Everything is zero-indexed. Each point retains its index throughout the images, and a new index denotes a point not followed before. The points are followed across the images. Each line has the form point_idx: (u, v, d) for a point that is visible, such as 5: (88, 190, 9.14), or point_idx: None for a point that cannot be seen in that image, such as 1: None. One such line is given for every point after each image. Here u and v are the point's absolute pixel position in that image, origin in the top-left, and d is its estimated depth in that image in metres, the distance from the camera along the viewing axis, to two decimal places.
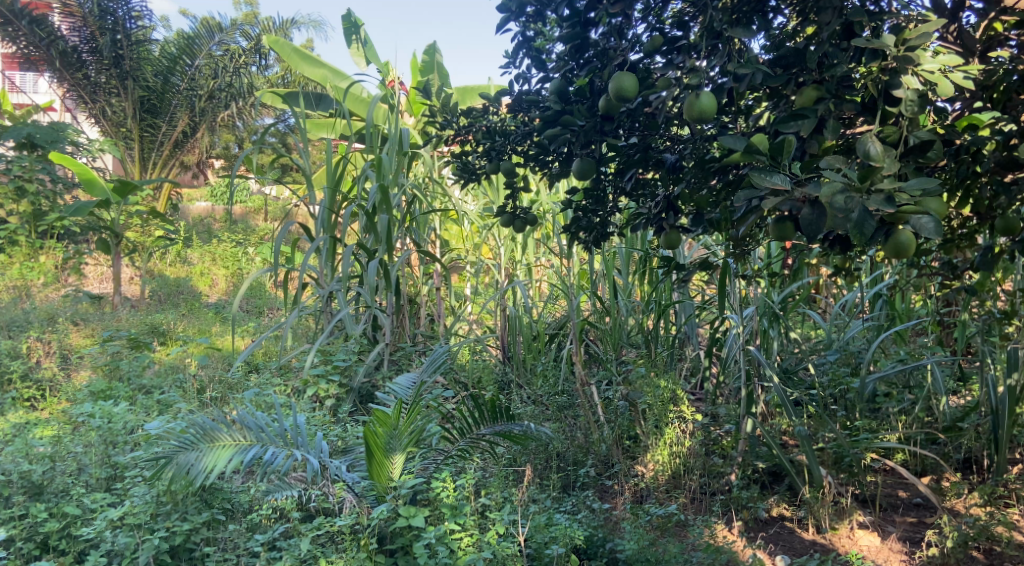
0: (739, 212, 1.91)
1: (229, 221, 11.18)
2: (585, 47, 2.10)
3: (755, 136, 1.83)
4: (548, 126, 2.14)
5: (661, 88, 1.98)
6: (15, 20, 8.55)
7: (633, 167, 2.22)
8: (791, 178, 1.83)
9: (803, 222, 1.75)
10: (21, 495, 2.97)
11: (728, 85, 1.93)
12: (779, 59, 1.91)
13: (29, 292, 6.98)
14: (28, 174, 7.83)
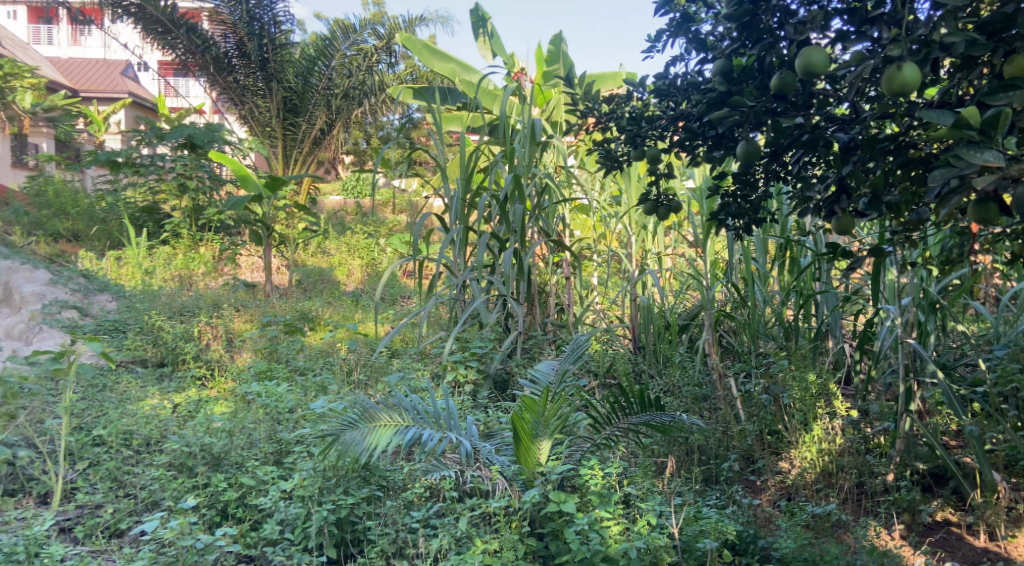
0: (937, 193, 1.80)
1: (360, 214, 11.60)
2: (754, 24, 2.03)
3: (964, 110, 1.72)
4: (713, 107, 2.10)
5: (852, 64, 1.91)
6: (174, 29, 9.24)
7: (800, 149, 2.09)
8: (1004, 153, 1.71)
9: (1017, 202, 1.64)
10: (203, 466, 3.26)
11: (925, 58, 1.82)
12: (985, 26, 1.78)
13: (192, 280, 7.49)
14: (189, 171, 8.45)
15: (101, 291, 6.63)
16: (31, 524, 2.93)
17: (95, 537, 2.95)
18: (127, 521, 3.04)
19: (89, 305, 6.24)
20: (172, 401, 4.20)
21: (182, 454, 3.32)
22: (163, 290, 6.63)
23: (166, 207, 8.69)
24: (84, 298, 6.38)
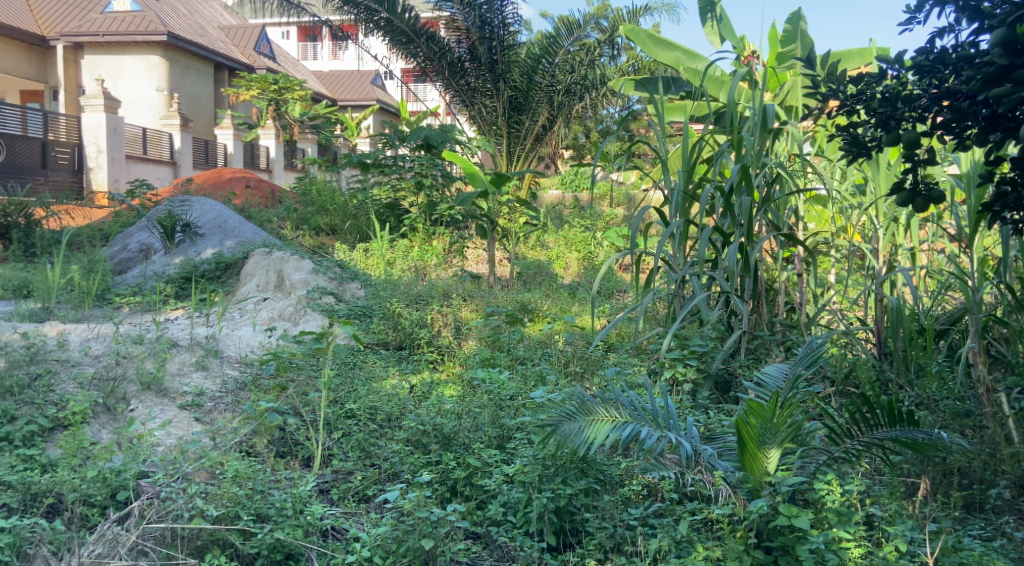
0: None
1: (579, 208, 11.71)
2: None
3: None
4: (990, 85, 1.94)
5: None
6: (415, 38, 9.83)
7: None
8: None
9: None
10: (436, 443, 3.69)
11: None
12: None
13: (425, 271, 7.91)
14: (427, 170, 9.06)
15: (353, 279, 7.22)
16: (297, 484, 3.46)
17: (347, 500, 3.48)
18: (372, 488, 3.54)
19: (341, 291, 6.82)
20: (410, 382, 4.72)
21: (418, 431, 3.77)
22: (402, 280, 7.12)
23: (405, 204, 9.26)
24: (338, 285, 6.97)
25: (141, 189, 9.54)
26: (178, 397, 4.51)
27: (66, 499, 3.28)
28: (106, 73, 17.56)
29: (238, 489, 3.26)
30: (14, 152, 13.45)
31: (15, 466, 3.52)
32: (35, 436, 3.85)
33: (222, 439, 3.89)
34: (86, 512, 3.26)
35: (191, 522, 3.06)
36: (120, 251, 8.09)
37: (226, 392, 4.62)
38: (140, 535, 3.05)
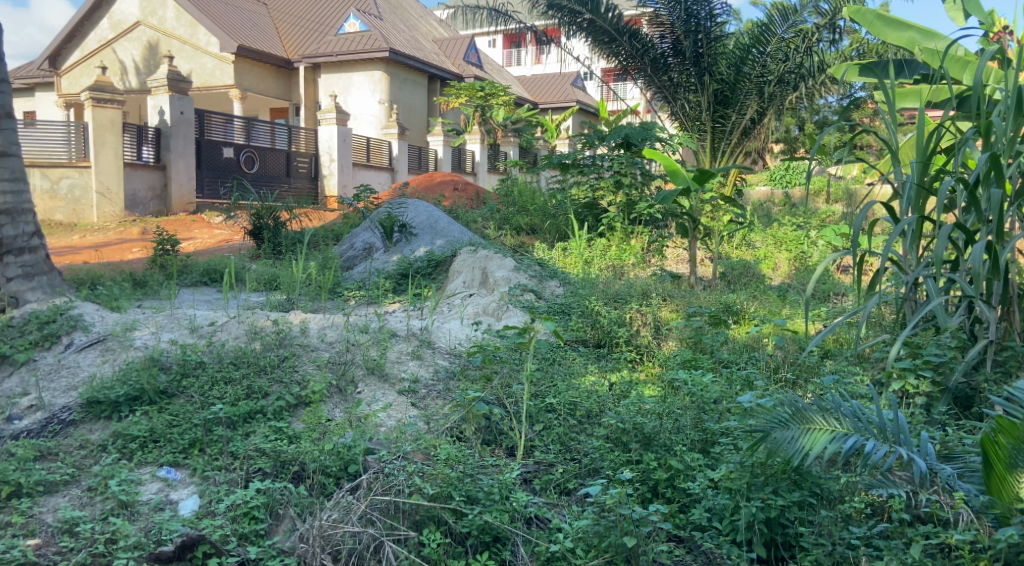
0: None
1: (789, 206, 11.15)
2: None
3: None
4: None
5: None
6: (618, 37, 9.86)
7: None
8: None
9: None
10: (636, 443, 3.66)
11: None
12: None
13: (624, 270, 7.84)
14: (626, 169, 9.01)
15: (552, 277, 7.29)
16: (504, 470, 3.62)
17: (549, 491, 3.58)
18: (573, 482, 3.61)
19: (541, 289, 6.93)
20: (607, 380, 4.75)
21: (618, 429, 3.74)
22: (601, 279, 7.11)
23: (604, 203, 9.24)
24: (538, 283, 7.08)
25: (367, 192, 10.04)
26: (397, 382, 4.79)
27: (308, 468, 3.74)
28: (338, 89, 18.89)
29: (450, 470, 3.50)
30: (265, 163, 14.83)
31: (269, 436, 4.07)
32: (283, 410, 4.38)
33: (436, 423, 4.14)
34: (324, 481, 3.68)
35: (411, 498, 3.35)
36: (348, 250, 8.64)
37: (438, 380, 4.86)
38: (368, 505, 3.34)
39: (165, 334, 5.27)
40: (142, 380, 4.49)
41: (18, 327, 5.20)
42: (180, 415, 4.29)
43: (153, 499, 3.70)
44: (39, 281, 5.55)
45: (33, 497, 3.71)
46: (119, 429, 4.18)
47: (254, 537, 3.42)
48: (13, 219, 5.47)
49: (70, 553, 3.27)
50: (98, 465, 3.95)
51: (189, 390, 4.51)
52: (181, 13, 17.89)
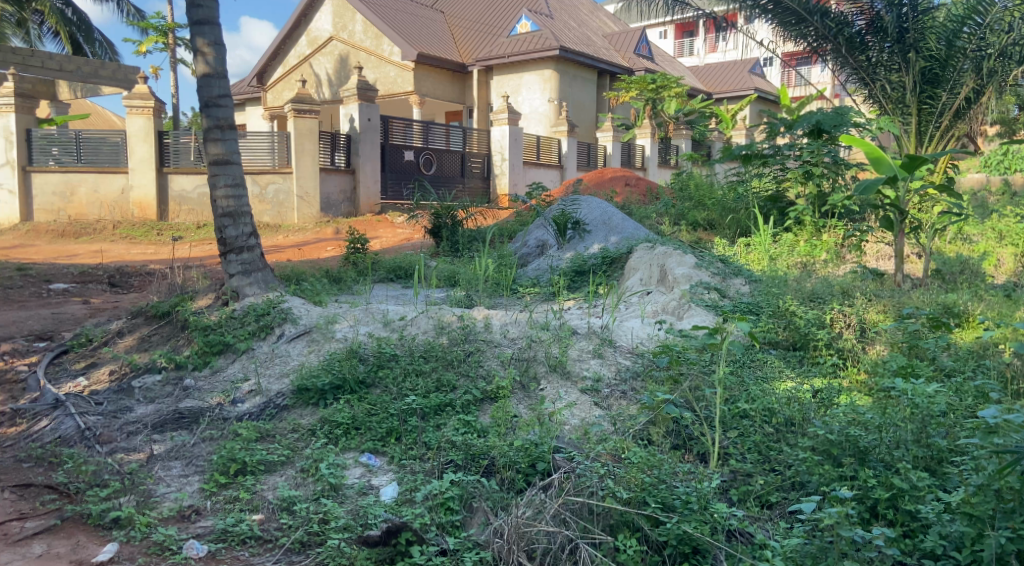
0: None
1: (1009, 195, 10.11)
2: None
3: None
4: None
5: None
6: (808, 17, 9.26)
7: None
8: None
9: None
10: (849, 458, 3.38)
11: None
12: None
13: (815, 268, 7.36)
14: (816, 158, 8.40)
15: (736, 275, 6.88)
16: (702, 478, 3.45)
17: (748, 503, 3.39)
18: (776, 495, 3.40)
19: (725, 287, 6.60)
20: (808, 386, 4.45)
21: (827, 441, 3.46)
22: (791, 276, 6.79)
23: (790, 195, 8.85)
24: (721, 281, 6.71)
25: (537, 192, 9.84)
26: (579, 381, 4.74)
27: (498, 462, 3.77)
28: (509, 89, 19.15)
29: (645, 475, 3.41)
30: (442, 165, 15.33)
31: (459, 429, 4.14)
32: (472, 404, 4.45)
33: (623, 425, 4.05)
34: (514, 476, 3.69)
35: (604, 501, 3.30)
36: (521, 247, 8.67)
37: (621, 380, 4.76)
38: (562, 505, 3.31)
39: (362, 326, 5.54)
40: (344, 370, 4.73)
41: (239, 318, 5.63)
42: (378, 405, 4.48)
43: (358, 483, 3.89)
44: (255, 277, 5.98)
45: (256, 476, 4.01)
46: (326, 415, 4.42)
47: (451, 527, 3.47)
48: (235, 220, 5.93)
49: (290, 529, 3.58)
50: (310, 448, 4.21)
51: (384, 381, 4.71)
52: (369, 26, 18.92)
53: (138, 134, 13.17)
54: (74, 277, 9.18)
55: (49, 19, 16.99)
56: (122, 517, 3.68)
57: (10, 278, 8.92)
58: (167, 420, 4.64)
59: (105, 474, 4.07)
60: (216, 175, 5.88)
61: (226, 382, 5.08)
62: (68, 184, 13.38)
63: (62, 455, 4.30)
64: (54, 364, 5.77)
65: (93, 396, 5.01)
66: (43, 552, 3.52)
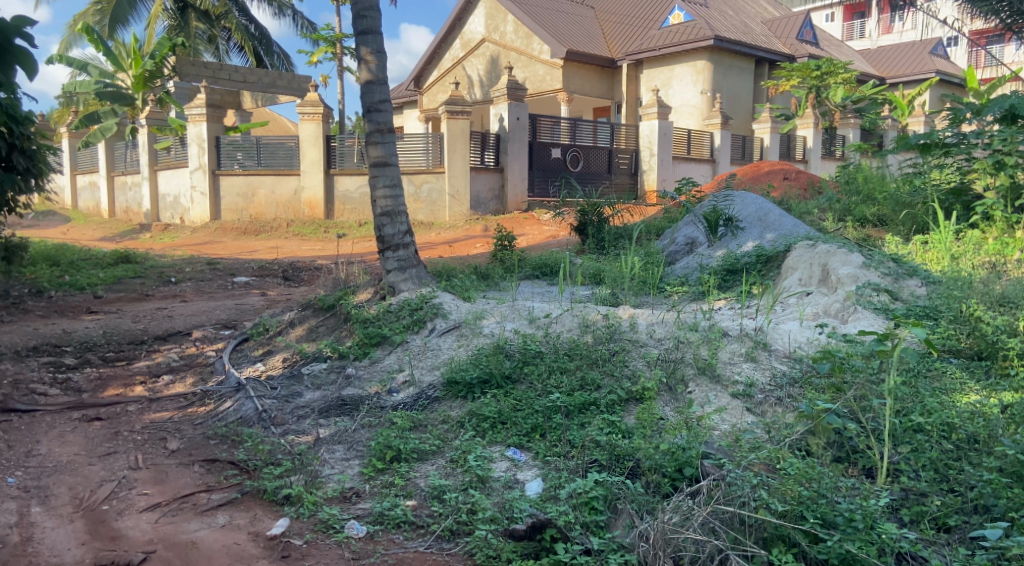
0: None
1: None
2: None
3: None
4: None
5: None
6: None
7: None
8: None
9: None
10: None
11: None
12: None
13: (1005, 267, 6.78)
14: (1009, 146, 7.73)
15: (911, 276, 6.48)
16: (868, 496, 3.28)
17: (922, 525, 3.22)
18: (956, 518, 3.24)
19: (899, 289, 6.21)
20: (996, 401, 4.14)
21: (1018, 463, 3.42)
22: (977, 278, 6.27)
23: (976, 187, 8.22)
24: (893, 282, 6.34)
25: (688, 187, 9.51)
26: (731, 385, 4.62)
27: (644, 465, 3.76)
28: (659, 83, 18.79)
29: (802, 488, 3.29)
30: (588, 162, 15.31)
31: (603, 428, 4.15)
32: (617, 404, 4.43)
33: (778, 434, 3.91)
34: (660, 480, 3.68)
35: (757, 513, 3.20)
36: (669, 245, 8.54)
37: (777, 386, 4.59)
38: (711, 513, 3.25)
39: (508, 322, 5.63)
40: (491, 365, 4.84)
41: (395, 312, 5.86)
42: (523, 400, 4.55)
43: (503, 476, 3.97)
44: (410, 273, 6.19)
45: (410, 463, 4.18)
46: (474, 408, 4.54)
47: (595, 527, 3.49)
48: (393, 218, 6.16)
49: (440, 517, 3.72)
50: (459, 439, 4.34)
51: (530, 377, 4.79)
52: (519, 26, 19.16)
53: (309, 139, 13.96)
54: (254, 271, 9.92)
55: (235, 35, 18.42)
56: (292, 494, 3.96)
57: (201, 272, 9.78)
58: (331, 406, 4.92)
59: (279, 453, 4.39)
60: (376, 176, 6.13)
61: (384, 371, 5.31)
62: (250, 186, 14.43)
63: (243, 435, 4.68)
64: (236, 351, 6.27)
65: (268, 381, 5.40)
66: (225, 522, 3.83)
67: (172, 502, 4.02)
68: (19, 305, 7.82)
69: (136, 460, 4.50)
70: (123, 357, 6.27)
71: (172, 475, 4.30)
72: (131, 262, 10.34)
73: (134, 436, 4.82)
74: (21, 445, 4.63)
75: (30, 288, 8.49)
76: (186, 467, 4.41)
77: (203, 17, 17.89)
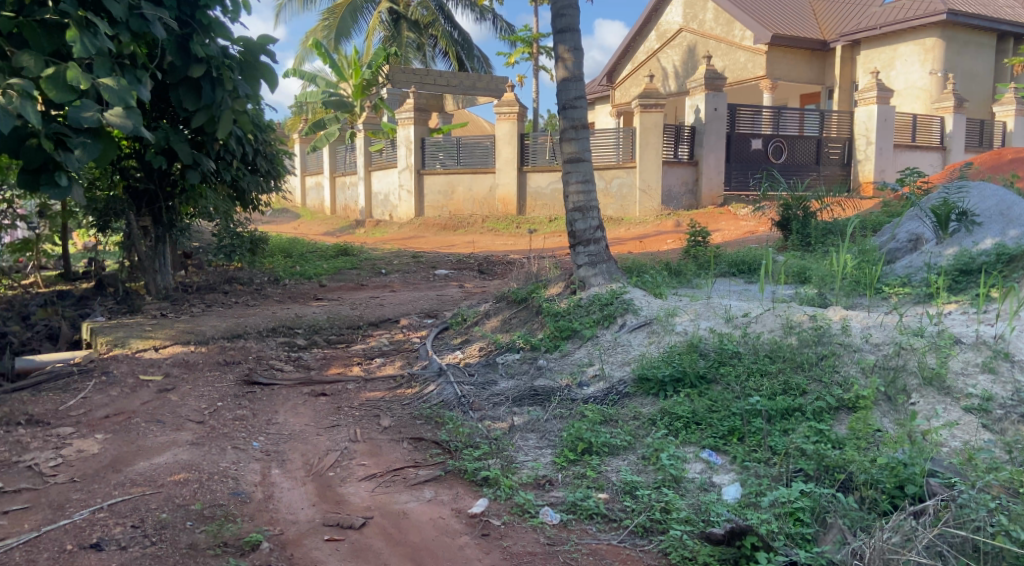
0: None
1: None
2: None
3: None
4: None
5: None
6: None
7: None
8: None
9: None
10: None
11: None
12: None
13: None
14: None
15: None
16: None
17: None
18: None
19: None
20: None
21: None
22: None
23: None
24: None
25: (913, 177, 8.86)
26: (962, 398, 4.33)
27: (859, 479, 3.64)
28: (878, 65, 17.45)
29: None
30: (794, 153, 14.66)
31: (810, 437, 4.04)
32: (825, 412, 4.27)
33: (1021, 454, 3.75)
34: (877, 497, 3.56)
35: (995, 541, 3.14)
36: (890, 242, 7.97)
37: (1020, 402, 4.26)
38: (939, 537, 3.24)
39: (704, 321, 5.54)
40: (684, 364, 4.83)
41: (585, 306, 5.96)
42: (719, 401, 4.51)
43: (698, 478, 3.99)
44: (601, 268, 6.26)
45: (601, 456, 4.29)
46: (667, 407, 4.56)
47: (801, 539, 3.46)
48: (585, 214, 6.23)
49: (633, 513, 3.79)
50: (650, 437, 4.38)
51: (726, 378, 4.71)
52: (719, 12, 18.66)
53: (504, 138, 14.44)
54: (454, 264, 10.47)
55: (441, 41, 19.33)
56: (490, 477, 4.21)
57: (407, 264, 10.48)
58: (525, 396, 5.13)
59: (477, 437, 4.71)
60: (569, 172, 6.25)
61: (574, 364, 5.44)
62: (450, 184, 15.17)
63: (445, 417, 5.04)
64: (438, 339, 6.69)
65: (467, 367, 5.74)
66: (431, 497, 4.15)
67: (386, 475, 4.41)
68: (259, 292, 8.82)
69: (355, 433, 4.98)
70: (344, 341, 6.95)
71: (385, 449, 4.73)
72: (348, 255, 11.28)
73: (353, 411, 5.35)
74: (263, 414, 5.29)
75: (268, 278, 9.60)
76: (397, 443, 4.83)
77: (412, 27, 19.09)
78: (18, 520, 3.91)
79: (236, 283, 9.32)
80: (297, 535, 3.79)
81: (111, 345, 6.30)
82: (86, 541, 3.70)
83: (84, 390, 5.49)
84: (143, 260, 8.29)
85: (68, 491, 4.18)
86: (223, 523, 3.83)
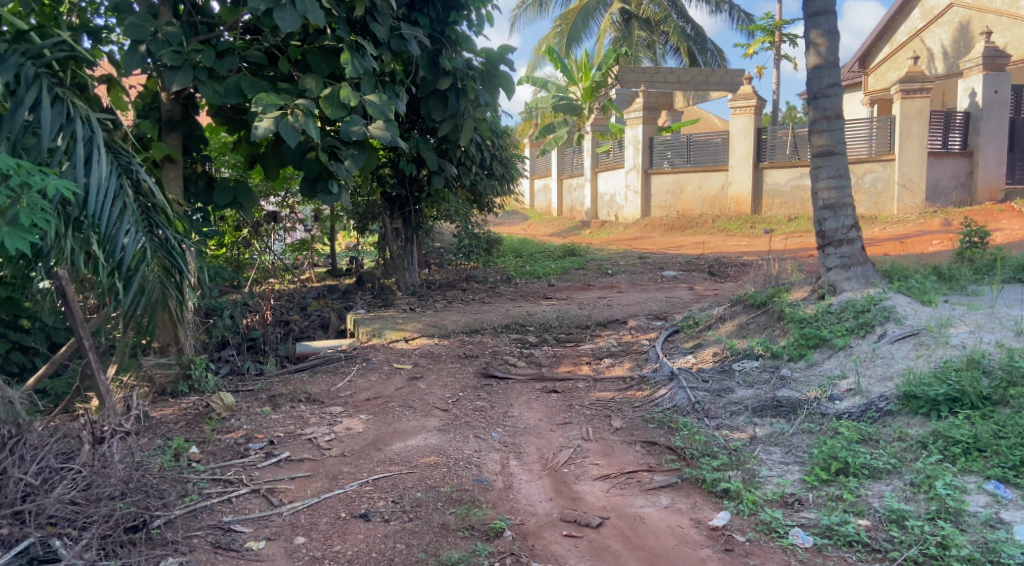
0: None
1: None
2: None
3: None
4: None
5: None
6: None
7: None
8: None
9: None
10: None
11: None
12: None
13: None
14: None
15: None
16: None
17: None
18: None
19: None
20: None
21: None
22: None
23: None
24: None
25: None
26: None
27: None
28: None
29: None
30: None
31: None
32: None
33: None
34: None
35: None
36: None
37: None
38: None
39: (986, 334, 4.91)
40: (964, 382, 4.27)
41: (836, 313, 5.50)
42: (1008, 426, 3.94)
43: (982, 513, 3.52)
44: (855, 271, 5.75)
45: (860, 479, 3.92)
46: (941, 429, 4.06)
47: None
48: (836, 212, 5.76)
49: (901, 545, 3.42)
50: (921, 462, 3.93)
51: (1018, 400, 4.10)
52: None
53: (739, 133, 13.92)
54: (682, 265, 10.19)
55: (671, 39, 18.95)
56: (730, 490, 4.01)
57: (633, 265, 10.36)
58: (767, 406, 4.81)
59: (715, 446, 4.50)
60: (818, 167, 5.81)
61: (823, 376, 5.02)
62: (679, 183, 14.81)
63: (679, 422, 4.87)
64: (669, 342, 6.49)
65: (701, 373, 5.49)
66: (668, 504, 4.05)
67: (619, 476, 4.40)
68: (494, 290, 9.09)
69: (588, 431, 4.98)
70: (572, 339, 6.96)
71: (618, 450, 4.70)
72: (575, 255, 11.38)
73: (585, 410, 5.31)
74: (500, 406, 5.41)
75: (500, 278, 9.89)
76: (629, 445, 4.76)
77: (644, 24, 18.84)
78: (303, 485, 4.28)
79: (472, 281, 9.68)
80: (537, 527, 3.90)
81: (370, 336, 6.85)
82: (356, 510, 4.01)
83: (350, 373, 5.92)
84: (395, 259, 8.95)
85: (339, 464, 4.51)
86: (471, 507, 4.00)
